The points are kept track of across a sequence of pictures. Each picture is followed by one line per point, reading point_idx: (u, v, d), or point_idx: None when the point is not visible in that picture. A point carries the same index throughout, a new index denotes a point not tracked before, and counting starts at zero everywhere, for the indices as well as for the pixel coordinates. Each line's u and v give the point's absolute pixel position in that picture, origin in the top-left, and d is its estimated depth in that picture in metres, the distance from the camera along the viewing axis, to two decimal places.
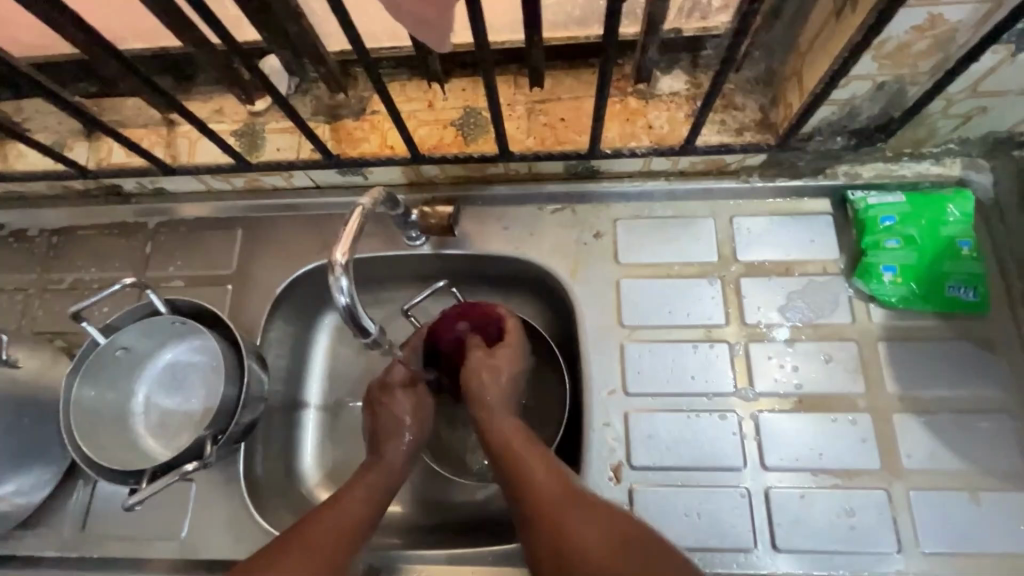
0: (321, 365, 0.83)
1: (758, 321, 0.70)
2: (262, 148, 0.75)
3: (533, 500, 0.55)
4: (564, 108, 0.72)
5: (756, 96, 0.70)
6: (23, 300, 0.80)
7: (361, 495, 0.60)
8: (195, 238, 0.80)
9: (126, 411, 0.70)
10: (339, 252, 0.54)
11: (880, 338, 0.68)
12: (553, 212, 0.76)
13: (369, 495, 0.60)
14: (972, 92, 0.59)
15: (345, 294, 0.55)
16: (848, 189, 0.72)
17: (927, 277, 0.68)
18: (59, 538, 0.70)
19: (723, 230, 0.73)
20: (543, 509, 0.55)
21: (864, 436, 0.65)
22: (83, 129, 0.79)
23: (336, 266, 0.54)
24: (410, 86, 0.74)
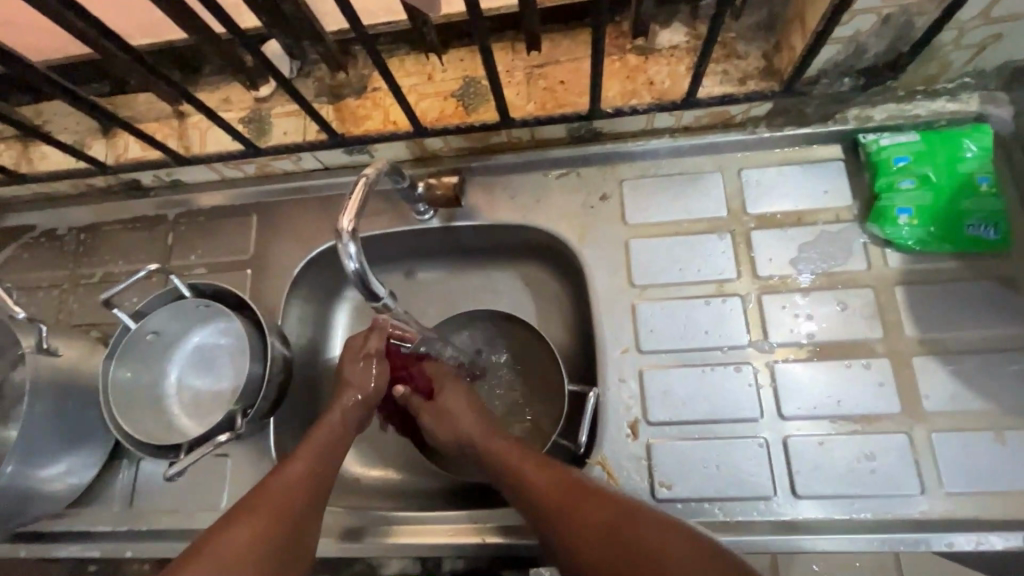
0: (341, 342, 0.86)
1: (771, 274, 0.69)
2: (270, 133, 0.76)
3: (538, 500, 0.57)
4: (563, 71, 0.71)
5: (758, 43, 0.68)
6: (58, 296, 0.84)
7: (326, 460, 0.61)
8: (212, 226, 0.83)
9: (161, 392, 0.73)
10: (346, 218, 0.55)
11: (897, 283, 0.67)
12: (558, 177, 0.76)
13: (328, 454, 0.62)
14: (985, 18, 0.57)
15: (355, 259, 0.56)
16: (860, 132, 0.70)
17: (944, 216, 0.66)
18: (110, 513, 0.74)
19: (732, 184, 0.73)
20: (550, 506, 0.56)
21: (881, 380, 0.64)
22: (99, 127, 0.81)
23: (344, 233, 0.55)
24: (408, 60, 0.75)
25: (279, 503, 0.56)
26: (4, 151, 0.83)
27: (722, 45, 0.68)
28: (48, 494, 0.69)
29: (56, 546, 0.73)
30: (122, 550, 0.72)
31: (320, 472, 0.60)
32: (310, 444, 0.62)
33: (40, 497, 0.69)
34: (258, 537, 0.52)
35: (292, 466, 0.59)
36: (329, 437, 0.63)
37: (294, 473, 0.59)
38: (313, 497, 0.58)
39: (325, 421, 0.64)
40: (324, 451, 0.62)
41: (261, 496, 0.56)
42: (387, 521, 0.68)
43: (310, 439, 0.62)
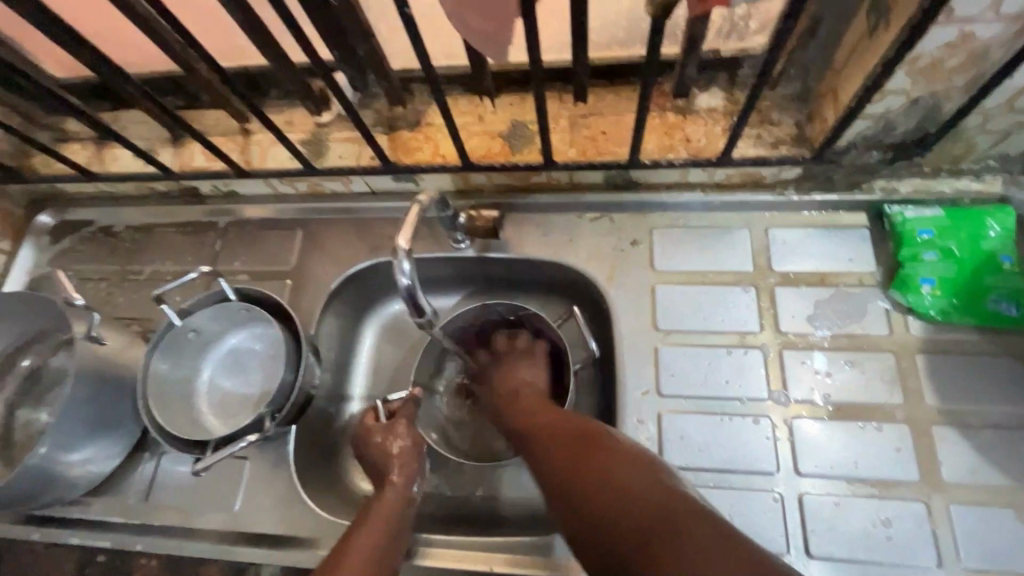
0: (367, 357, 0.88)
1: (792, 329, 0.71)
2: (326, 155, 0.82)
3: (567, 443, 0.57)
4: (605, 123, 0.76)
5: (792, 112, 0.72)
6: (106, 289, 0.88)
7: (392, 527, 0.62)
8: (259, 237, 0.88)
9: (192, 388, 0.76)
10: (402, 237, 0.59)
11: (918, 350, 0.68)
12: (592, 220, 0.80)
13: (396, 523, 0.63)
14: (1010, 108, 0.60)
15: (407, 275, 0.60)
16: (884, 204, 0.73)
17: (966, 289, 0.68)
18: (124, 505, 0.75)
19: (759, 241, 0.76)
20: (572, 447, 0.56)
21: (899, 446, 0.65)
22: (169, 137, 0.88)
23: (399, 250, 0.58)
24: (462, 101, 0.80)
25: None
26: (79, 151, 0.90)
27: (757, 111, 0.73)
28: (70, 479, 0.71)
29: (66, 533, 0.74)
30: (132, 543, 0.72)
31: (385, 546, 0.60)
32: (370, 525, 0.61)
33: (63, 480, 0.71)
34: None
35: (359, 541, 0.59)
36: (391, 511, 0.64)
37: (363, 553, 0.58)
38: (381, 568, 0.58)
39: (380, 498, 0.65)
40: (385, 527, 0.61)
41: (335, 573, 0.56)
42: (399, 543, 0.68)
43: (371, 518, 0.62)
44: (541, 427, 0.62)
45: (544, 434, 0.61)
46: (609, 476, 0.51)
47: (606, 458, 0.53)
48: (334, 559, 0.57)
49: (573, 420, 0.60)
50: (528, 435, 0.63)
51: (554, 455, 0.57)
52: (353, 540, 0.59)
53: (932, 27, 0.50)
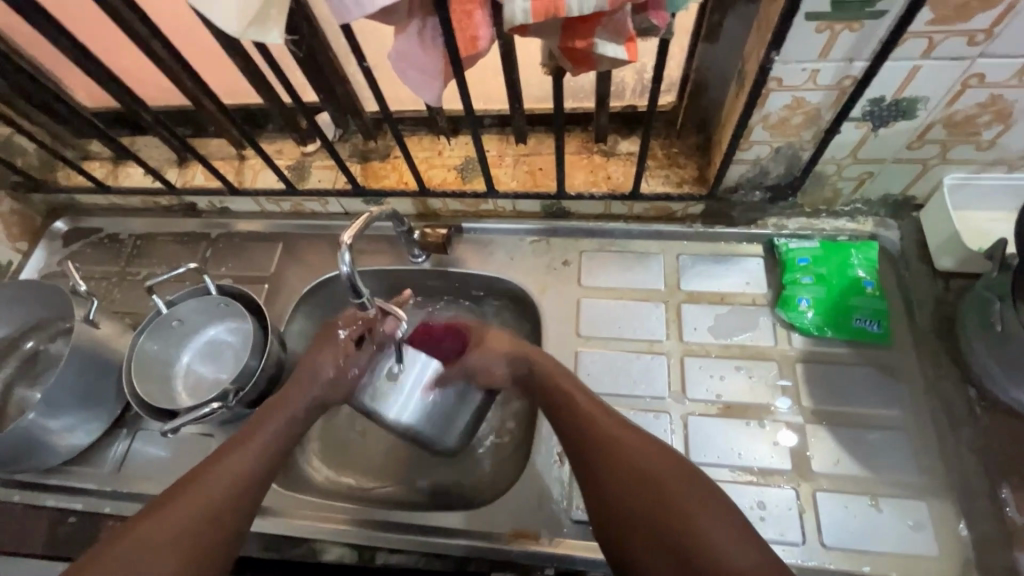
0: None
1: (694, 339, 0.82)
2: (308, 179, 0.96)
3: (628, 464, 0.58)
4: (542, 161, 0.90)
5: (695, 158, 0.86)
6: (106, 286, 1.00)
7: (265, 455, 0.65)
8: (244, 247, 1.01)
9: (171, 371, 0.87)
10: (348, 233, 0.69)
11: (798, 360, 0.79)
12: (531, 242, 0.93)
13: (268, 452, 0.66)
14: (854, 159, 0.74)
15: (347, 264, 0.68)
16: (775, 236, 0.86)
17: (836, 309, 0.80)
18: (98, 475, 0.84)
19: (671, 265, 0.88)
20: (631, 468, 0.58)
21: (777, 441, 0.75)
22: (177, 159, 1.02)
23: (342, 243, 0.67)
24: (426, 139, 0.95)
25: (205, 493, 0.58)
26: (98, 168, 1.04)
27: (666, 157, 0.87)
28: (53, 446, 0.80)
29: (43, 496, 0.82)
30: (101, 506, 0.80)
31: (261, 459, 0.64)
32: (240, 445, 0.64)
33: (46, 447, 0.79)
34: (192, 526, 0.56)
35: (226, 461, 0.62)
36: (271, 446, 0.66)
37: (226, 473, 0.61)
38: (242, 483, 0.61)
39: (276, 415, 0.69)
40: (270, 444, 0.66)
41: (192, 489, 0.59)
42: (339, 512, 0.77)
43: (251, 437, 0.66)
44: (614, 453, 0.59)
45: (615, 464, 0.58)
46: (696, 528, 0.51)
47: (691, 509, 0.53)
48: (194, 477, 0.60)
49: (648, 454, 0.58)
50: (592, 445, 0.61)
51: (637, 495, 0.55)
52: (221, 460, 0.62)
53: (769, 93, 0.65)
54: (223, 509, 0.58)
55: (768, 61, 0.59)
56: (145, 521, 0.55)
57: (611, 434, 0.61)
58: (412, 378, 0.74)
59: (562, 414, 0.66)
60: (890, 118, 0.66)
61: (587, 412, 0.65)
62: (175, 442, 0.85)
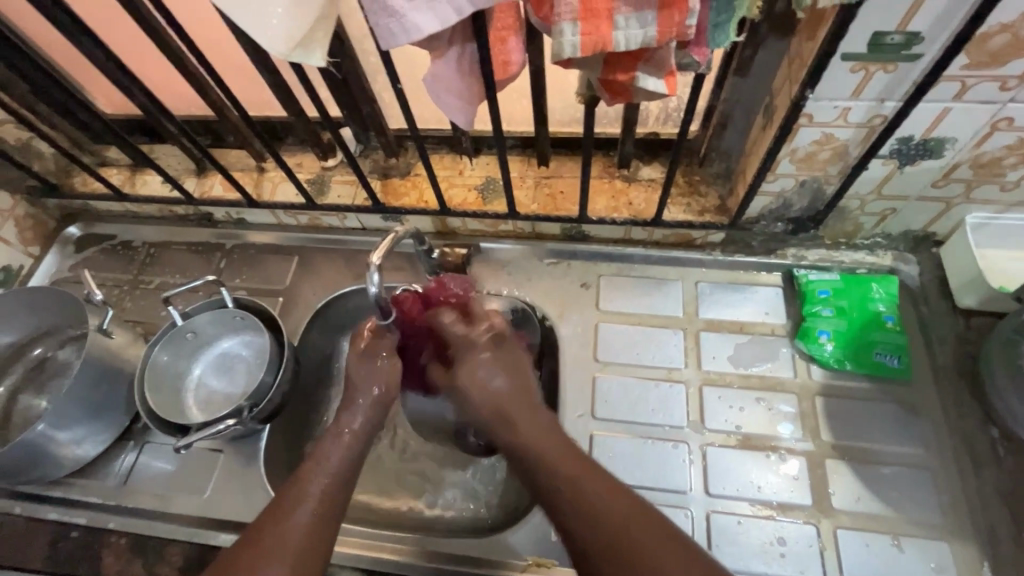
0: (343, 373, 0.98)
1: (713, 368, 0.82)
2: (327, 193, 0.96)
3: (596, 516, 0.55)
4: (564, 184, 0.91)
5: (717, 187, 0.87)
6: (117, 294, 0.99)
7: (334, 475, 0.63)
8: (259, 259, 1.00)
9: (182, 383, 0.85)
10: (376, 254, 0.67)
11: (818, 393, 0.79)
12: (550, 264, 0.93)
13: (340, 469, 0.63)
14: (879, 194, 0.74)
15: (377, 285, 0.67)
16: (794, 267, 0.86)
17: (856, 343, 0.80)
18: (103, 488, 0.82)
19: (689, 292, 0.88)
20: (600, 521, 0.55)
21: (797, 475, 0.74)
22: (195, 168, 1.02)
23: (371, 264, 0.66)
24: (447, 157, 0.95)
25: (300, 515, 0.58)
26: (115, 175, 1.04)
27: (688, 184, 0.87)
28: (59, 457, 0.78)
29: (46, 509, 0.80)
30: (106, 521, 0.78)
31: (343, 476, 0.63)
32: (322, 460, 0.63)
33: (52, 457, 0.78)
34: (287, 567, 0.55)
35: (308, 480, 0.61)
36: (336, 473, 0.63)
37: (314, 491, 0.60)
38: (333, 497, 0.61)
39: (343, 437, 0.66)
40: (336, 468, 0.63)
41: (284, 514, 0.58)
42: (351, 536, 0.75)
43: (327, 456, 0.64)
44: (584, 503, 0.56)
45: (570, 494, 0.57)
46: (645, 560, 0.52)
47: (650, 547, 0.52)
48: (277, 516, 0.58)
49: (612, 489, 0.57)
50: (549, 473, 0.59)
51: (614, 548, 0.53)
52: (305, 479, 0.61)
53: (800, 128, 0.65)
54: (321, 524, 0.58)
55: (801, 98, 0.60)
56: (252, 550, 0.55)
57: (562, 473, 0.59)
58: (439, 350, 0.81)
59: (512, 441, 0.63)
60: (917, 156, 0.67)
61: (539, 443, 0.62)
62: (183, 456, 0.84)
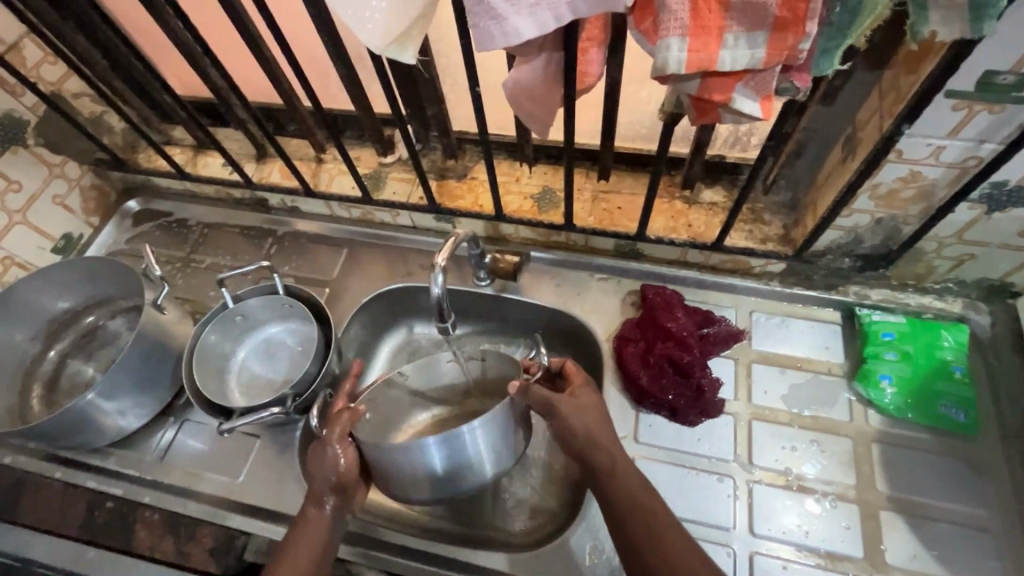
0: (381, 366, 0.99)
1: (764, 403, 0.79)
2: (383, 189, 0.96)
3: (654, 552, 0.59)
4: (622, 200, 0.89)
5: (781, 216, 0.84)
6: (170, 271, 1.01)
7: (318, 537, 0.66)
8: (309, 248, 1.01)
9: (226, 365, 0.86)
10: (441, 256, 0.67)
11: (875, 440, 0.75)
12: (600, 280, 0.91)
13: (325, 529, 0.66)
14: (959, 239, 0.71)
15: (438, 287, 0.67)
16: (856, 306, 0.83)
17: (921, 391, 0.76)
18: (140, 462, 0.83)
19: (743, 321, 0.86)
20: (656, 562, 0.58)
21: (848, 524, 0.71)
22: (255, 154, 1.03)
23: (436, 265, 0.67)
24: (505, 163, 0.94)
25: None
26: (178, 154, 1.06)
27: (751, 211, 0.85)
28: (102, 427, 0.79)
29: (85, 476, 0.81)
30: (142, 494, 0.79)
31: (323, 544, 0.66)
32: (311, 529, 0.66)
33: (98, 426, 0.79)
34: None
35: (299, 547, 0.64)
36: (317, 531, 0.66)
37: (294, 568, 0.63)
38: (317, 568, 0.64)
39: (321, 511, 0.67)
40: (327, 526, 0.67)
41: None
42: (384, 538, 0.75)
43: (306, 530, 0.66)
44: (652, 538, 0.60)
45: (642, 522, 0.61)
46: None
47: None
48: None
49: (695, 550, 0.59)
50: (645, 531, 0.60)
51: None
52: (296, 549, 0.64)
53: (887, 164, 0.63)
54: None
55: (896, 133, 0.57)
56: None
57: (658, 531, 0.60)
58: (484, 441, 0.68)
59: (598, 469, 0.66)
60: (1008, 203, 0.64)
61: (645, 506, 0.62)
62: (220, 437, 0.84)
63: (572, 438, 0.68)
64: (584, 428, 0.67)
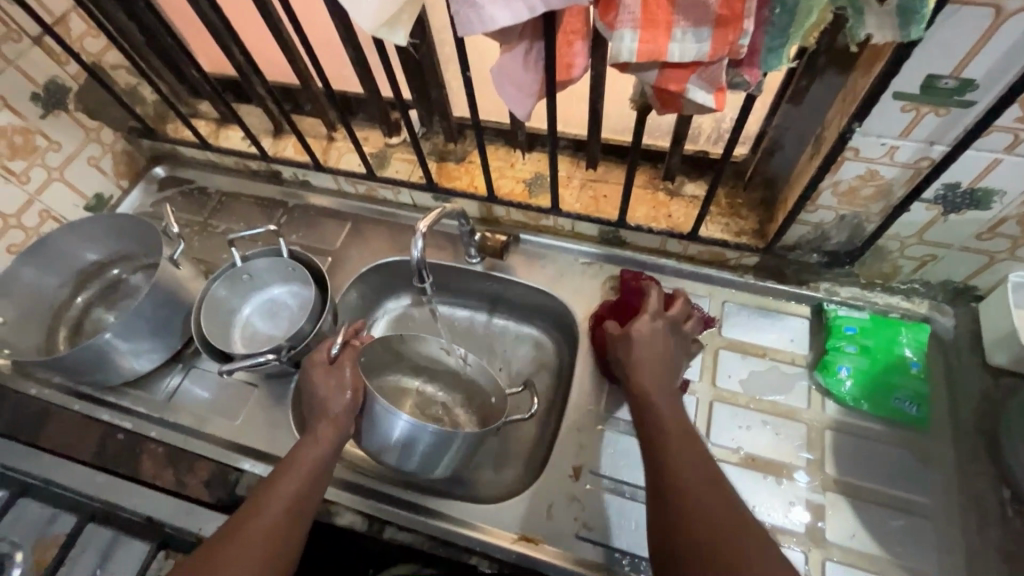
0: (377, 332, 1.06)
1: (727, 386, 0.84)
2: (386, 168, 1.03)
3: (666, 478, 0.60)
4: (607, 188, 0.94)
5: (758, 212, 0.89)
6: (188, 233, 1.10)
7: (322, 445, 0.72)
8: (316, 219, 1.08)
9: (232, 321, 0.94)
10: (423, 223, 0.74)
11: (829, 427, 0.79)
12: (583, 264, 0.97)
13: (330, 438, 0.72)
14: (920, 239, 0.74)
15: (418, 251, 0.73)
16: (824, 301, 0.87)
17: (876, 383, 0.79)
18: (149, 402, 0.91)
19: (715, 310, 0.90)
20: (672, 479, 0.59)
21: (794, 502, 0.75)
22: (273, 129, 1.11)
23: (416, 231, 0.73)
24: (501, 150, 0.99)
25: (264, 525, 0.63)
26: (203, 126, 1.14)
27: (730, 206, 0.90)
28: (117, 366, 0.87)
29: (99, 410, 0.89)
30: (148, 429, 0.87)
31: (331, 449, 0.72)
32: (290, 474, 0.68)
33: (113, 365, 0.87)
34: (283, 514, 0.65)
35: (280, 488, 0.67)
36: (323, 440, 0.72)
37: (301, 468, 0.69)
38: (291, 514, 0.66)
39: (332, 420, 0.73)
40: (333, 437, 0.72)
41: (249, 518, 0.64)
42: (360, 484, 0.81)
43: (314, 439, 0.72)
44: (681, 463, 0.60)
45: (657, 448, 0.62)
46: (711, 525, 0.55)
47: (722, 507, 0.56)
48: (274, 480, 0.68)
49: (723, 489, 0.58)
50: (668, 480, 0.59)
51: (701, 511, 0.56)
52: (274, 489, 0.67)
53: (845, 161, 0.67)
54: (276, 544, 0.63)
55: (849, 129, 0.61)
56: (219, 547, 0.61)
57: (681, 474, 0.59)
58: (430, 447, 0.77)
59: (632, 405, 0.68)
60: (963, 205, 0.67)
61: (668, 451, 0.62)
62: (222, 386, 0.92)
63: (633, 377, 0.70)
64: (637, 366, 0.70)
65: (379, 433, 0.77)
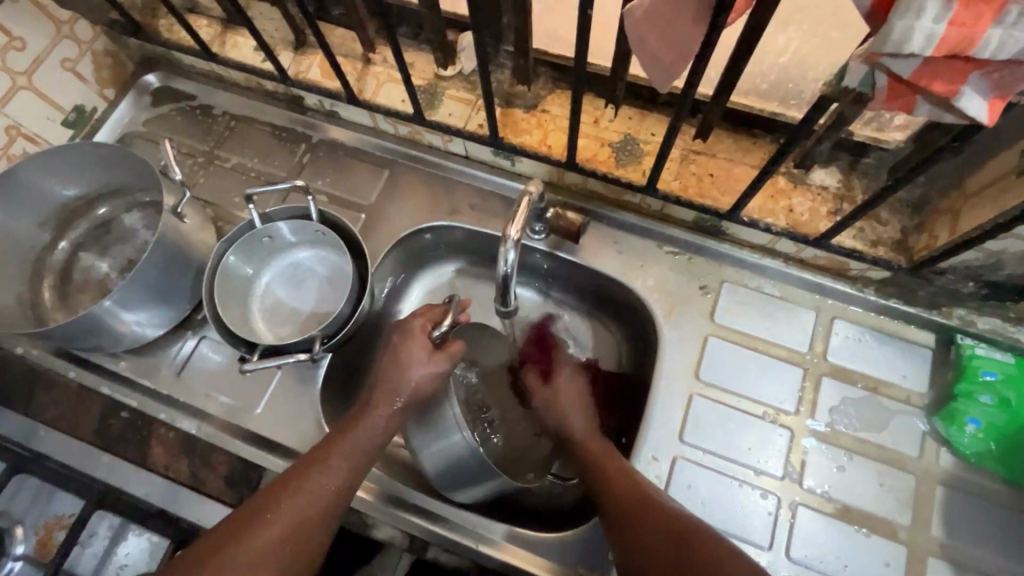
0: (419, 295, 0.92)
1: (828, 421, 0.72)
2: (437, 108, 0.82)
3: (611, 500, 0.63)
4: (715, 165, 0.76)
5: (901, 217, 0.72)
6: (192, 165, 0.91)
7: (376, 429, 0.65)
8: (345, 163, 0.89)
9: (249, 289, 0.79)
10: (513, 228, 0.61)
11: (940, 482, 0.69)
12: (668, 253, 0.80)
13: (389, 422, 0.66)
14: None
15: (507, 265, 0.63)
16: (958, 332, 0.72)
17: (1009, 441, 0.68)
18: (156, 373, 0.78)
19: (822, 327, 0.76)
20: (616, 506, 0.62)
21: (889, 562, 0.67)
22: (294, 41, 0.88)
23: (509, 240, 0.61)
24: (584, 100, 0.79)
25: (299, 517, 0.59)
26: (205, 27, 0.91)
27: None
28: (116, 334, 0.72)
29: (98, 381, 0.77)
30: (157, 410, 0.76)
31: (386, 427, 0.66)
32: (328, 464, 0.62)
33: (112, 332, 0.72)
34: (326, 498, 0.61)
35: (318, 479, 0.61)
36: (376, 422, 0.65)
37: (355, 444, 0.64)
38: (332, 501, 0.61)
39: (389, 401, 0.66)
40: (389, 415, 0.66)
41: (282, 504, 0.59)
42: (400, 497, 0.72)
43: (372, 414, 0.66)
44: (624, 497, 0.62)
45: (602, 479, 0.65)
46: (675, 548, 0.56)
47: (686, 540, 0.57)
48: (319, 454, 0.63)
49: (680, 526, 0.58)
50: (639, 511, 0.60)
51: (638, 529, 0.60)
52: (315, 482, 0.61)
53: None
54: (304, 543, 0.59)
55: None
56: (248, 531, 0.57)
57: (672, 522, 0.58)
58: (470, 473, 0.70)
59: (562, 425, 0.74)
60: None
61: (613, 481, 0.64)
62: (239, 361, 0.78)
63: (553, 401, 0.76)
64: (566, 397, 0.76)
65: (431, 436, 0.69)
